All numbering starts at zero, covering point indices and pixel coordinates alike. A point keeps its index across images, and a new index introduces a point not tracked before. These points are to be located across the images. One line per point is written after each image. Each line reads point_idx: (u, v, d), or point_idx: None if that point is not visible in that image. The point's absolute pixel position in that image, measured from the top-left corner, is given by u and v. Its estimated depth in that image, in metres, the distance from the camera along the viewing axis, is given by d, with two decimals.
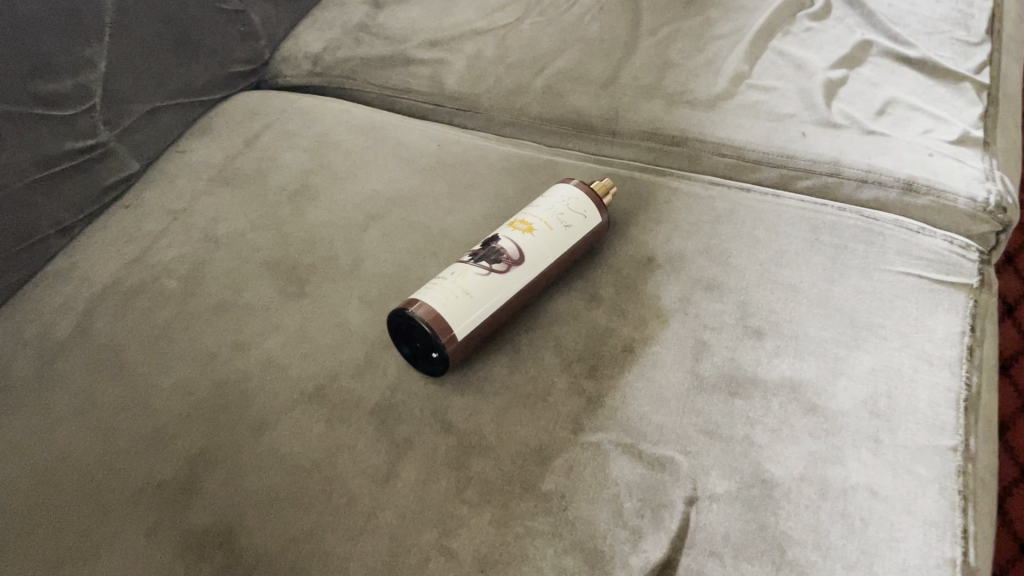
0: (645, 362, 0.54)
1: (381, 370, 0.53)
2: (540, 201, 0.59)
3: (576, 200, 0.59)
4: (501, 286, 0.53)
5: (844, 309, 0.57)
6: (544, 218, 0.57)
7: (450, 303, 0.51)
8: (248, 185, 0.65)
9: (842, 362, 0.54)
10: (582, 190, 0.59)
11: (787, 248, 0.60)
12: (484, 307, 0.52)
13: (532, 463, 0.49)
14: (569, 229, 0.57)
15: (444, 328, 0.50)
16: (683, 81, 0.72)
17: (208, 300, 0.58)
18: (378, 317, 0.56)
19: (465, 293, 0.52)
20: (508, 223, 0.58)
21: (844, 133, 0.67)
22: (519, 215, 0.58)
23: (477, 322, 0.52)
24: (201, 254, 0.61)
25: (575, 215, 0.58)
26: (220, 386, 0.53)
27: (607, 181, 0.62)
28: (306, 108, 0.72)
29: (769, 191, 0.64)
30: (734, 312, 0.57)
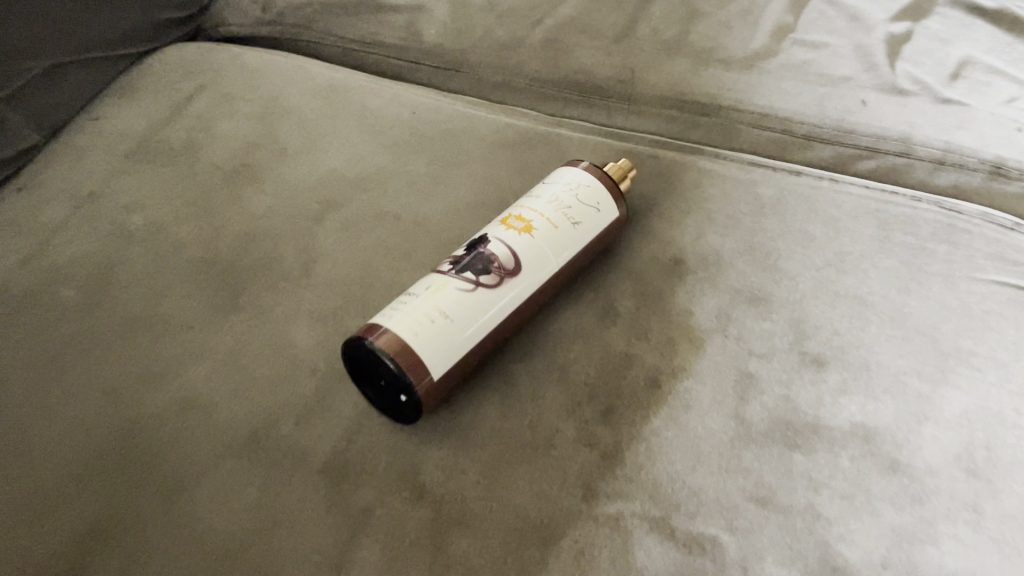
0: (675, 403, 0.42)
1: (334, 413, 0.41)
2: (542, 187, 0.46)
3: (588, 187, 0.46)
4: (490, 305, 0.41)
5: (925, 330, 0.45)
6: (547, 212, 0.44)
7: (422, 333, 0.39)
8: (175, 162, 0.52)
9: (926, 402, 0.42)
10: (597, 174, 0.47)
11: (851, 250, 0.48)
12: (467, 335, 0.40)
13: (531, 546, 0.37)
14: (578, 227, 0.45)
15: (415, 367, 0.38)
16: (713, 35, 0.59)
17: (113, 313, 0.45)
18: (332, 340, 0.44)
19: (442, 318, 0.39)
20: (500, 217, 0.45)
21: (913, 101, 0.55)
22: (514, 206, 0.46)
23: (457, 356, 0.40)
24: (104, 251, 0.47)
25: (587, 208, 0.45)
26: (120, 428, 0.40)
27: (627, 161, 0.49)
28: (251, 65, 0.58)
29: (825, 174, 0.52)
30: (786, 334, 0.45)
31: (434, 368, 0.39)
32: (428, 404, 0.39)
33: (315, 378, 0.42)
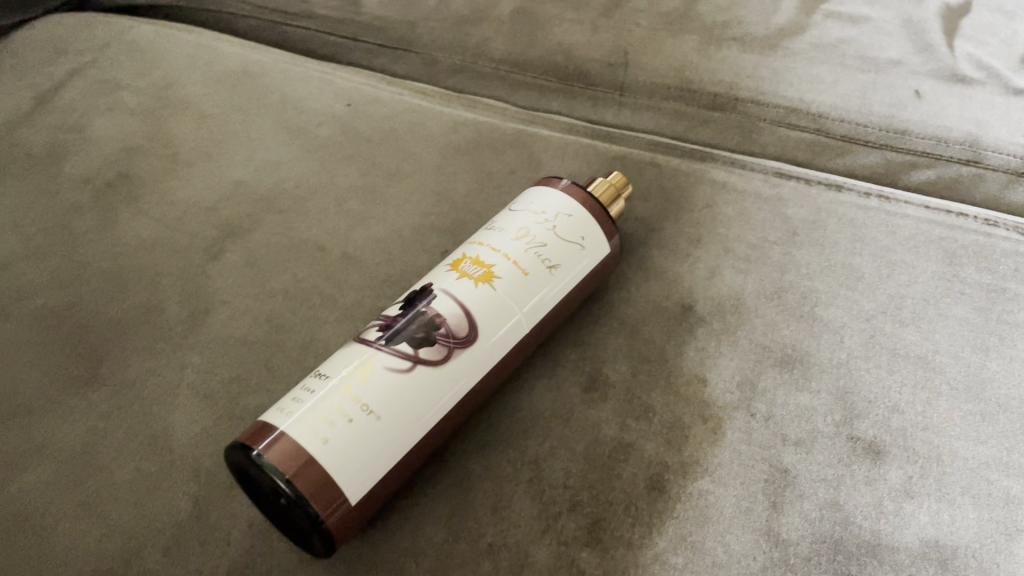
0: (686, 514, 0.31)
1: (219, 536, 0.30)
2: (508, 216, 0.35)
3: (569, 215, 0.34)
4: (433, 389, 0.30)
5: (1012, 404, 0.34)
6: (512, 252, 0.33)
7: (331, 441, 0.27)
8: (30, 171, 0.40)
9: (1020, 509, 0.32)
10: (580, 196, 0.35)
11: (909, 292, 0.37)
12: (398, 436, 0.29)
13: None
14: (556, 272, 0.33)
15: (320, 490, 0.27)
16: (726, 6, 0.47)
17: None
18: (224, 427, 0.32)
19: (363, 414, 0.28)
20: (451, 259, 0.34)
21: (978, 93, 0.43)
22: (471, 244, 0.34)
23: (385, 466, 0.28)
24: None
25: (568, 244, 0.34)
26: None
27: (621, 174, 0.37)
28: (144, 44, 0.46)
29: (872, 189, 0.41)
30: (830, 411, 0.34)
31: (349, 489, 0.27)
32: (343, 536, 0.28)
33: (194, 485, 0.31)
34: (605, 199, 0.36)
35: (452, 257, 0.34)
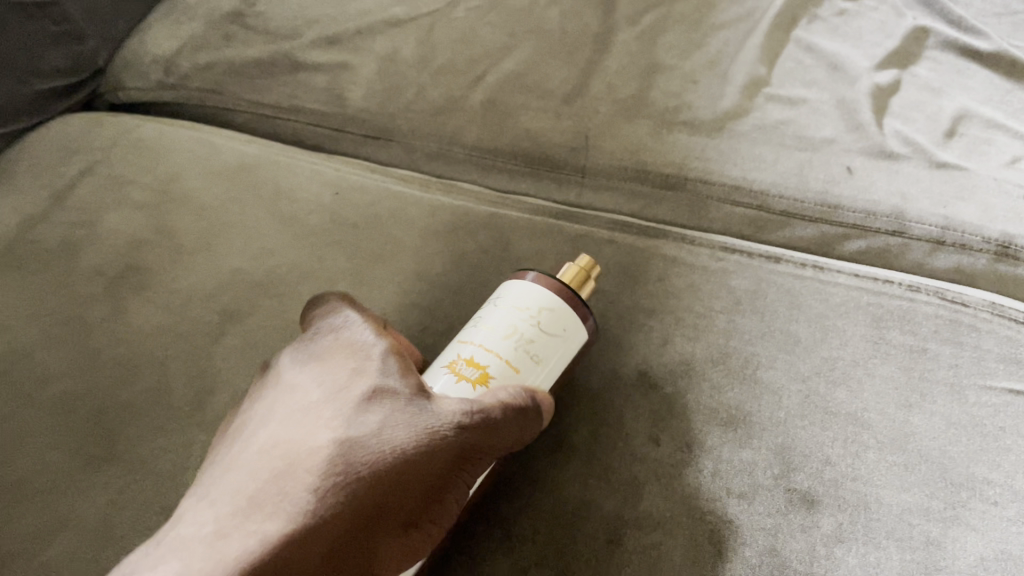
0: (641, 564, 0.35)
1: None
2: (488, 312, 0.37)
3: (550, 309, 0.36)
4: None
5: (931, 455, 0.38)
6: (500, 355, 0.34)
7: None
8: (44, 268, 0.44)
9: (938, 550, 0.36)
10: (561, 292, 0.37)
11: (841, 353, 0.41)
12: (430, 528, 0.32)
13: None
14: (544, 365, 0.35)
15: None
16: (677, 92, 0.52)
17: (290, 496, 0.27)
18: None
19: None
20: (444, 363, 0.35)
21: (904, 167, 0.48)
22: (463, 346, 0.35)
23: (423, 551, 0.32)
24: (411, 408, 0.30)
25: (554, 338, 0.35)
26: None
27: (588, 257, 0.39)
28: (147, 142, 0.51)
29: (808, 260, 0.45)
30: (769, 465, 0.38)
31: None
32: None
33: None
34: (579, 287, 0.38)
35: (445, 358, 0.36)
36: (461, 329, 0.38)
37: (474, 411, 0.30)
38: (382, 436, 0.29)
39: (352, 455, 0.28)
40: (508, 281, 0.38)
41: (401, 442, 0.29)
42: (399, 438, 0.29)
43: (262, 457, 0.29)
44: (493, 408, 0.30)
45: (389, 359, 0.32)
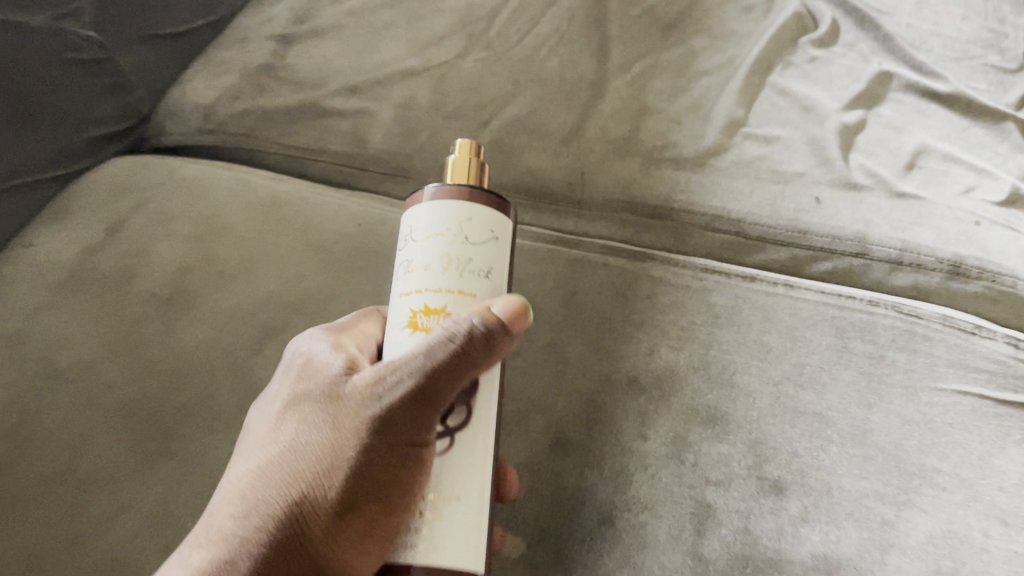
0: (630, 541, 0.40)
1: None
2: (416, 254, 0.33)
3: (471, 217, 0.33)
4: (476, 449, 0.31)
5: (888, 448, 0.44)
6: (449, 280, 0.32)
7: (444, 545, 0.29)
8: (105, 292, 0.50)
9: (891, 529, 0.41)
10: (464, 192, 0.33)
11: (809, 360, 0.47)
12: (479, 499, 0.30)
13: None
14: (495, 272, 0.33)
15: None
16: (664, 132, 0.58)
17: (215, 518, 0.30)
18: None
19: (445, 503, 0.30)
20: (400, 329, 0.32)
21: (868, 197, 0.54)
22: (406, 301, 0.32)
23: (486, 528, 0.30)
24: (333, 404, 0.31)
25: (488, 243, 0.33)
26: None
27: (465, 141, 0.35)
28: (189, 180, 0.57)
29: (780, 279, 0.50)
30: (744, 457, 0.43)
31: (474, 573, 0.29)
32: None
33: None
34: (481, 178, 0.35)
35: (395, 324, 0.33)
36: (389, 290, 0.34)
37: (385, 385, 0.30)
38: (299, 444, 0.31)
39: (269, 469, 0.31)
40: (404, 216, 0.34)
41: (309, 445, 0.31)
42: (312, 441, 0.31)
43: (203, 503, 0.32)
44: (410, 371, 0.30)
45: (326, 365, 0.34)
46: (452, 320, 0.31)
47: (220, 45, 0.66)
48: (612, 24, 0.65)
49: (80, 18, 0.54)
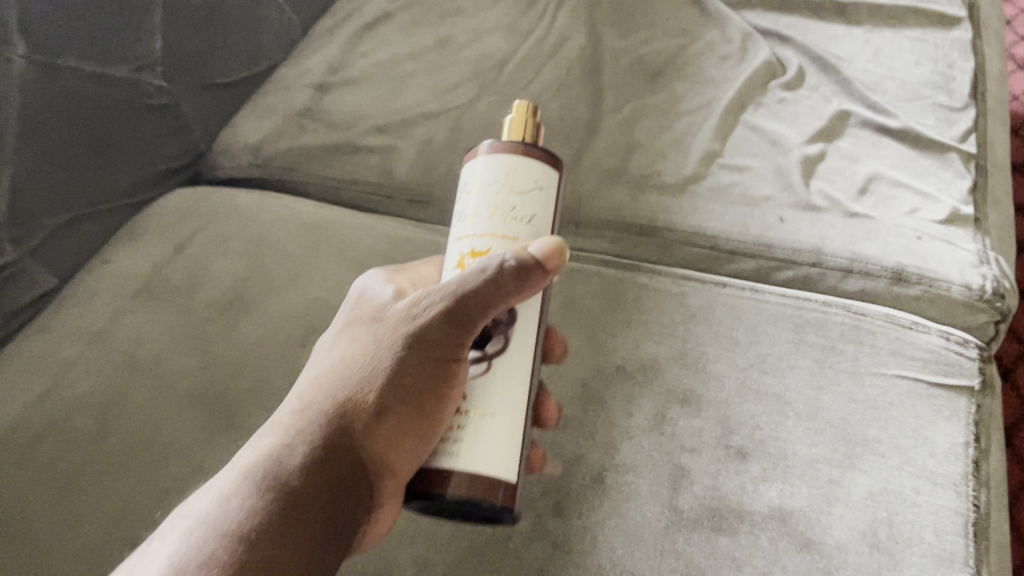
0: (617, 496, 0.49)
1: None
2: (468, 202, 0.40)
3: (517, 171, 0.39)
4: (510, 373, 0.38)
5: (835, 422, 0.52)
6: (492, 227, 0.39)
7: (478, 452, 0.36)
8: (174, 299, 0.59)
9: (836, 486, 0.49)
10: (515, 149, 0.39)
11: (770, 351, 0.55)
12: (511, 416, 0.37)
13: None
14: (536, 219, 0.39)
15: (488, 489, 0.35)
16: (650, 163, 0.67)
17: (285, 412, 0.39)
18: None
19: (482, 418, 0.36)
20: (454, 266, 0.40)
21: (825, 217, 0.62)
22: (459, 243, 0.40)
23: (517, 443, 0.37)
24: (380, 325, 0.39)
25: (531, 193, 0.39)
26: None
27: (523, 101, 0.41)
28: (242, 206, 0.66)
29: (747, 285, 0.59)
30: (714, 430, 0.51)
31: (502, 477, 0.36)
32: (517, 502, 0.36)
33: None
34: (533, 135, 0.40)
35: (450, 262, 0.40)
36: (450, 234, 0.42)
37: (418, 308, 0.38)
38: (351, 356, 0.39)
39: (332, 377, 0.39)
40: (465, 168, 0.41)
41: (361, 354, 0.39)
42: (366, 352, 0.39)
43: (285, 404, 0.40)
44: (441, 295, 0.37)
45: (384, 300, 0.42)
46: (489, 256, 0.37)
47: (263, 92, 0.75)
48: (606, 71, 0.74)
49: (155, 69, 0.63)
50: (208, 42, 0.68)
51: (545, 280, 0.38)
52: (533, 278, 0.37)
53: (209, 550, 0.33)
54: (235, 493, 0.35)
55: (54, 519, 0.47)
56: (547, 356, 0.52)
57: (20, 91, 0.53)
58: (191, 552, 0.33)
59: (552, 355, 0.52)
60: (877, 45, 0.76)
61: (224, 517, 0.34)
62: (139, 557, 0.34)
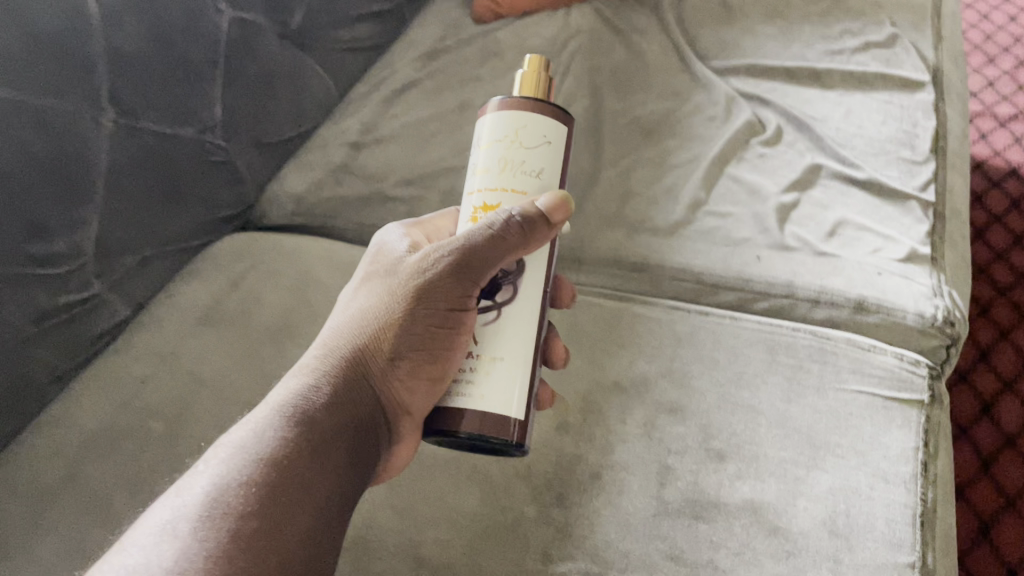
0: (611, 489, 0.57)
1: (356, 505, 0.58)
2: (484, 156, 0.47)
3: (526, 126, 0.46)
4: (518, 323, 0.45)
5: (802, 429, 0.60)
6: (505, 181, 0.46)
7: (487, 394, 0.43)
8: (232, 325, 0.68)
9: (802, 482, 0.57)
10: (524, 104, 0.46)
11: (747, 369, 0.63)
12: (518, 361, 0.44)
13: (535, 564, 0.54)
14: (544, 171, 0.47)
15: (494, 426, 0.43)
16: (644, 209, 0.77)
17: (312, 360, 0.47)
18: None
19: (492, 364, 0.44)
20: (469, 216, 0.47)
21: (797, 255, 0.71)
22: (475, 194, 0.47)
23: (523, 385, 0.44)
24: (394, 279, 0.48)
25: (539, 148, 0.46)
26: (226, 544, 0.37)
27: (534, 56, 0.47)
28: (287, 247, 0.76)
29: (727, 313, 0.68)
30: (697, 436, 0.60)
31: (509, 416, 0.43)
32: (524, 437, 0.44)
33: None
34: (541, 92, 0.47)
35: (466, 213, 0.48)
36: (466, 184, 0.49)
37: (426, 263, 0.46)
38: (369, 308, 0.48)
39: (352, 329, 0.48)
40: (479, 120, 0.48)
41: (375, 310, 0.47)
42: (379, 307, 0.47)
43: (311, 350, 0.49)
44: (447, 253, 0.45)
45: (398, 254, 0.50)
46: (495, 214, 0.45)
47: (306, 149, 0.86)
48: (606, 130, 0.84)
49: (216, 131, 0.74)
50: (260, 106, 0.79)
51: (549, 232, 0.45)
52: (536, 234, 0.44)
53: (246, 473, 0.40)
54: (267, 426, 0.42)
55: (133, 504, 0.57)
56: (557, 299, 0.63)
57: (107, 149, 0.63)
58: (229, 475, 0.40)
59: (560, 304, 0.63)
60: (849, 106, 0.83)
61: (258, 444, 0.41)
62: (187, 477, 0.41)
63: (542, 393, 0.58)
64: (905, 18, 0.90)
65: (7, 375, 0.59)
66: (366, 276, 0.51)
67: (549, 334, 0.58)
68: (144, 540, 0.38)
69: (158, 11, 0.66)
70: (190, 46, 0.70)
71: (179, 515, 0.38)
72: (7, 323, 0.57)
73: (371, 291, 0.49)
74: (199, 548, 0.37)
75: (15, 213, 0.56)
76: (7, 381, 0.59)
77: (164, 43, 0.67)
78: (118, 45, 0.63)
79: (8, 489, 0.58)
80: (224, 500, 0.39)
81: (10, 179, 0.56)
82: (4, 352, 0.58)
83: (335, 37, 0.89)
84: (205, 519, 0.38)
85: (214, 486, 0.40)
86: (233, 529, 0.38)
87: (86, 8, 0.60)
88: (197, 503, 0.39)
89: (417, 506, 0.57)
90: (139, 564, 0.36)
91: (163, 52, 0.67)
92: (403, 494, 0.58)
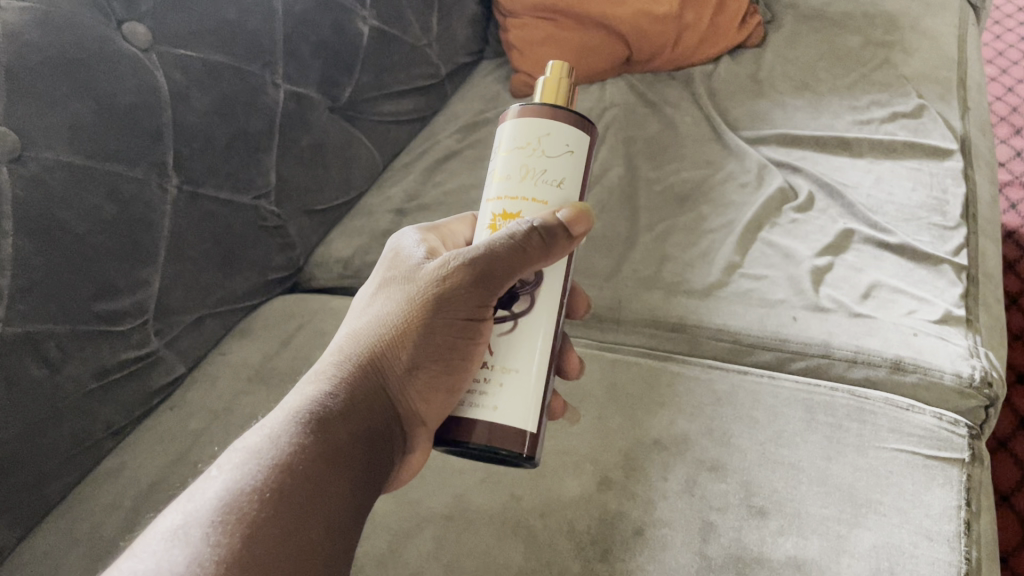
0: (655, 545, 0.58)
1: (403, 559, 0.59)
2: (504, 162, 0.48)
3: (548, 134, 0.47)
4: (535, 335, 0.46)
5: (843, 486, 0.59)
6: (525, 191, 0.47)
7: (500, 404, 0.45)
8: (282, 383, 0.71)
9: (845, 540, 0.56)
10: (546, 112, 0.47)
11: (786, 427, 0.64)
12: (532, 372, 0.46)
13: None
14: (565, 181, 0.47)
15: (505, 437, 0.44)
16: (680, 272, 0.79)
17: (326, 366, 0.47)
18: (398, 505, 0.63)
19: (507, 375, 0.45)
20: (488, 223, 0.48)
21: (833, 316, 0.72)
22: (493, 201, 0.48)
23: (535, 398, 0.45)
24: (412, 285, 0.48)
25: (561, 157, 0.47)
26: (243, 551, 0.36)
27: (557, 63, 0.48)
28: (336, 309, 0.79)
29: (765, 373, 0.69)
30: (738, 492, 0.60)
31: (519, 428, 0.44)
32: (534, 450, 0.45)
33: (383, 537, 0.61)
34: (563, 99, 0.48)
35: (485, 221, 0.49)
36: (485, 190, 0.50)
37: (446, 271, 0.46)
38: (386, 316, 0.48)
39: (368, 334, 0.48)
40: (499, 126, 0.49)
41: (392, 317, 0.48)
42: (396, 315, 0.47)
43: (326, 355, 0.49)
44: (467, 260, 0.46)
45: (416, 261, 0.50)
46: (516, 224, 0.45)
47: (354, 217, 0.91)
48: (640, 199, 0.88)
49: (269, 197, 0.79)
50: (309, 173, 0.84)
51: (567, 244, 0.46)
52: (556, 245, 0.45)
53: (260, 478, 0.39)
54: (284, 432, 0.42)
55: None
56: (573, 310, 0.66)
57: (171, 215, 0.67)
58: (243, 480, 0.39)
59: (575, 315, 0.67)
60: (878, 173, 0.85)
61: (274, 450, 0.41)
62: (198, 482, 0.41)
63: (554, 404, 0.61)
64: (931, 89, 0.93)
65: (70, 429, 0.62)
66: (380, 283, 0.51)
67: (566, 348, 0.62)
68: (154, 544, 0.37)
69: (222, 87, 0.71)
70: (249, 119, 0.74)
71: (191, 519, 0.38)
72: (72, 377, 0.60)
73: (386, 297, 0.49)
74: (214, 552, 0.36)
75: (87, 275, 0.60)
76: (70, 434, 0.62)
77: (226, 117, 0.72)
78: (184, 119, 0.67)
79: (66, 538, 0.60)
80: (238, 505, 0.38)
81: (85, 243, 0.59)
82: (66, 405, 0.61)
83: (381, 110, 0.95)
84: (218, 523, 0.37)
85: (228, 490, 0.39)
86: (248, 535, 0.37)
87: (157, 84, 0.65)
88: (210, 507, 0.38)
89: (461, 559, 0.59)
90: (150, 568, 0.35)
91: (225, 125, 0.72)
92: (449, 547, 0.60)
